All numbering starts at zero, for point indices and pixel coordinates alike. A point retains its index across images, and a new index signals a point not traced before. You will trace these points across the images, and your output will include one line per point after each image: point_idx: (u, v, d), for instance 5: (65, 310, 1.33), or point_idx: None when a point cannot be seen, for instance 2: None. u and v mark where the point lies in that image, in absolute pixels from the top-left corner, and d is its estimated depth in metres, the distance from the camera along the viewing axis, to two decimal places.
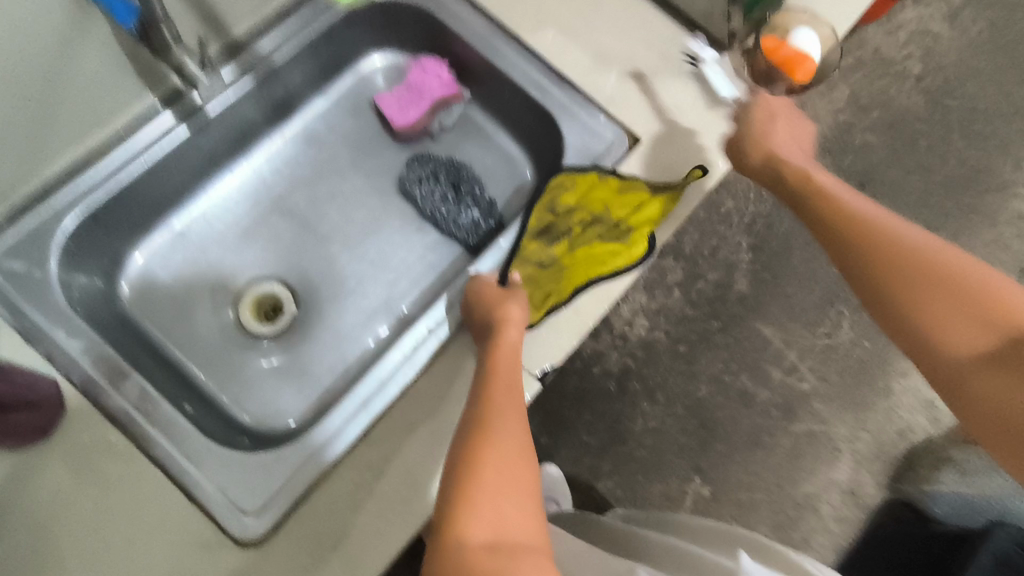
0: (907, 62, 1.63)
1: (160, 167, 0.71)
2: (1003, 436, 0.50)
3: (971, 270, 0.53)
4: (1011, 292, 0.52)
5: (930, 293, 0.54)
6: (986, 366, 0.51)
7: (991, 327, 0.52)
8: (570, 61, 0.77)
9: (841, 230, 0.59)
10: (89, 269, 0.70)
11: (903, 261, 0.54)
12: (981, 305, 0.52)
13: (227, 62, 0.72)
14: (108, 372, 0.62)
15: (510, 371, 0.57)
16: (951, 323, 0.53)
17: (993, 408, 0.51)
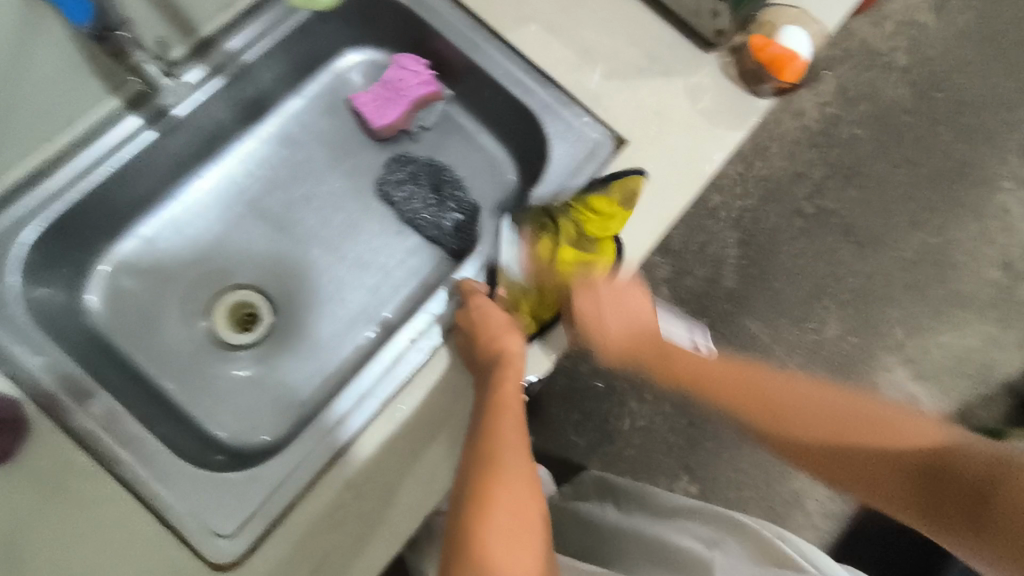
0: (893, 54, 1.62)
1: (126, 172, 0.68)
2: (923, 499, 0.52)
3: (826, 391, 0.58)
4: (899, 426, 0.55)
5: (837, 452, 0.56)
6: (903, 489, 0.53)
7: (892, 449, 0.54)
8: (554, 59, 0.75)
9: (729, 399, 0.61)
10: (52, 280, 0.67)
11: (791, 415, 0.58)
12: (874, 427, 0.55)
13: (196, 63, 0.69)
14: (73, 391, 0.60)
15: (511, 416, 0.55)
16: (795, 422, 0.58)
17: (925, 508, 0.51)
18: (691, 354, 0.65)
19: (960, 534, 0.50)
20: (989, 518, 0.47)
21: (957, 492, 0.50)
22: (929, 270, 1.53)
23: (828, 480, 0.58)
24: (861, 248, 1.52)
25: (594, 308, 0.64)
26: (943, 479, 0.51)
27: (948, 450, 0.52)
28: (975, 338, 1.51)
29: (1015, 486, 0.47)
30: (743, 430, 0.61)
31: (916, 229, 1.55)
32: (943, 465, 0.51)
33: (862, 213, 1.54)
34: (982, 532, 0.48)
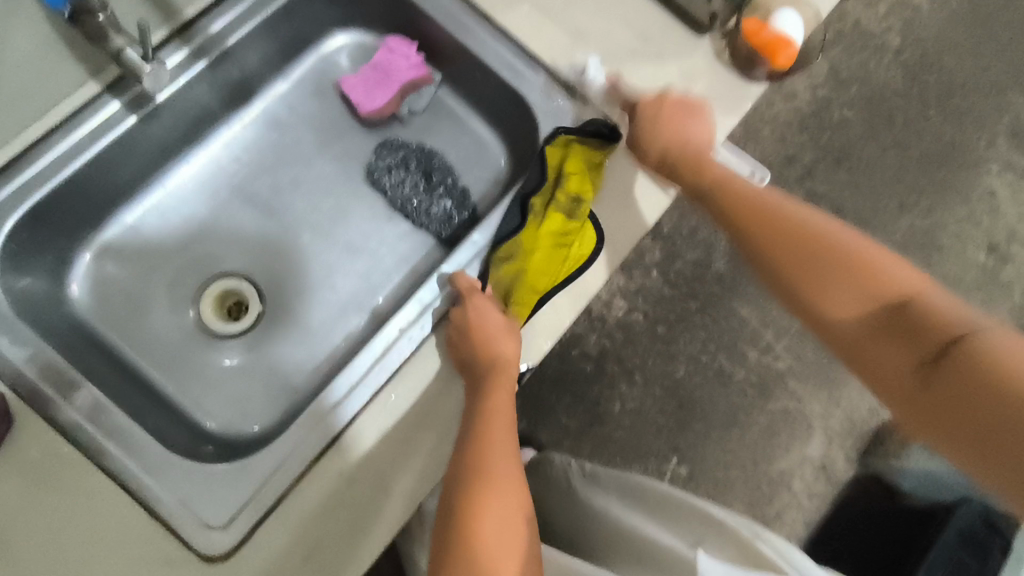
0: (885, 35, 1.61)
1: (107, 158, 0.66)
2: (912, 397, 0.42)
3: (880, 254, 0.48)
4: (891, 266, 0.47)
5: (831, 273, 0.48)
6: (870, 331, 0.46)
7: (877, 297, 0.47)
8: (546, 42, 0.74)
9: (745, 221, 0.54)
10: (34, 270, 0.65)
11: (793, 244, 0.50)
12: (864, 275, 0.47)
13: (177, 44, 0.67)
14: (58, 384, 0.58)
15: (502, 428, 0.58)
16: (831, 292, 0.48)
17: (904, 381, 0.43)
18: (739, 177, 0.59)
19: (902, 406, 0.43)
20: (955, 370, 0.40)
21: (924, 351, 0.43)
22: (915, 253, 1.55)
23: (819, 338, 0.50)
24: None
25: (664, 113, 0.65)
26: (902, 324, 0.45)
27: (926, 303, 0.45)
28: None
29: (971, 355, 0.40)
30: (750, 244, 0.53)
31: (904, 213, 1.55)
32: (920, 312, 0.44)
33: (852, 197, 1.54)
34: (923, 393, 0.41)
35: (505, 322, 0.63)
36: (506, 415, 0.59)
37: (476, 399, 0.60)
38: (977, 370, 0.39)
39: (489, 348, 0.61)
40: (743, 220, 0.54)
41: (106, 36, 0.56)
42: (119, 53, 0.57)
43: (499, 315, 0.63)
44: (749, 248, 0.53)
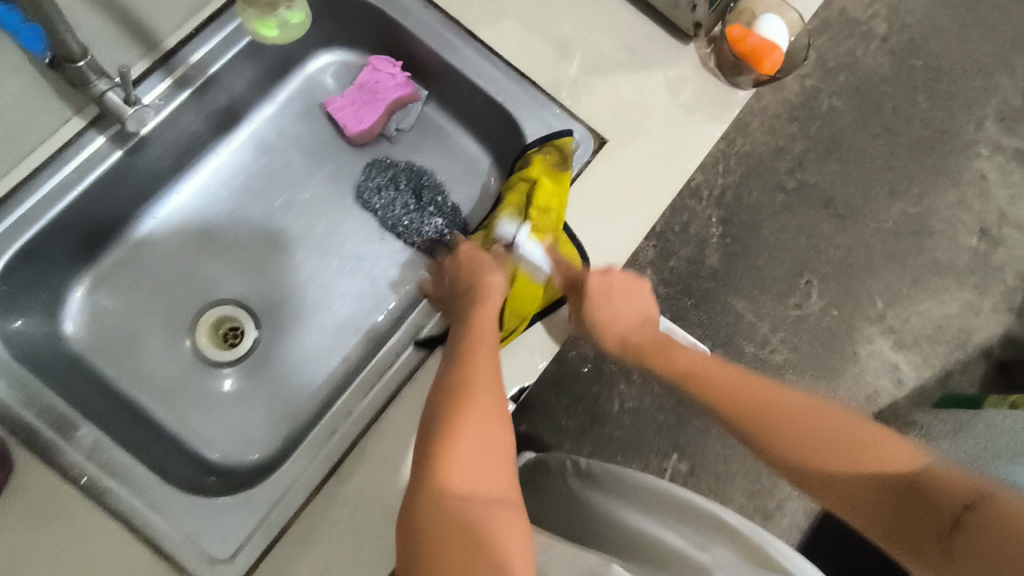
0: (871, 22, 1.61)
1: (96, 193, 0.66)
2: (899, 534, 0.44)
3: (818, 406, 0.50)
4: (860, 426, 0.48)
5: (802, 447, 0.48)
6: (874, 506, 0.45)
7: (858, 471, 0.46)
8: (531, 57, 0.73)
9: (709, 395, 0.55)
10: (28, 311, 0.65)
11: (771, 419, 0.50)
12: (843, 442, 0.47)
13: (159, 74, 0.66)
14: (57, 426, 0.58)
15: (488, 351, 0.57)
16: (821, 458, 0.47)
17: (882, 518, 0.45)
18: (689, 348, 0.62)
19: (931, 563, 0.43)
20: (971, 533, 0.40)
21: (932, 520, 0.42)
22: (907, 241, 1.55)
23: (809, 493, 0.49)
24: (842, 220, 1.54)
25: (615, 291, 0.65)
26: (916, 499, 0.44)
27: (919, 466, 0.45)
28: (954, 305, 1.55)
29: (986, 519, 0.40)
30: (722, 424, 0.54)
31: (895, 200, 1.56)
32: (923, 487, 0.44)
33: (843, 186, 1.55)
34: (947, 561, 0.41)
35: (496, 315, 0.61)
36: (489, 366, 0.55)
37: (464, 330, 0.60)
38: (974, 521, 0.40)
39: (478, 334, 0.58)
40: (765, 440, 0.50)
41: (86, 80, 0.56)
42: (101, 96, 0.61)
43: (492, 308, 0.62)
44: (732, 428, 0.53)
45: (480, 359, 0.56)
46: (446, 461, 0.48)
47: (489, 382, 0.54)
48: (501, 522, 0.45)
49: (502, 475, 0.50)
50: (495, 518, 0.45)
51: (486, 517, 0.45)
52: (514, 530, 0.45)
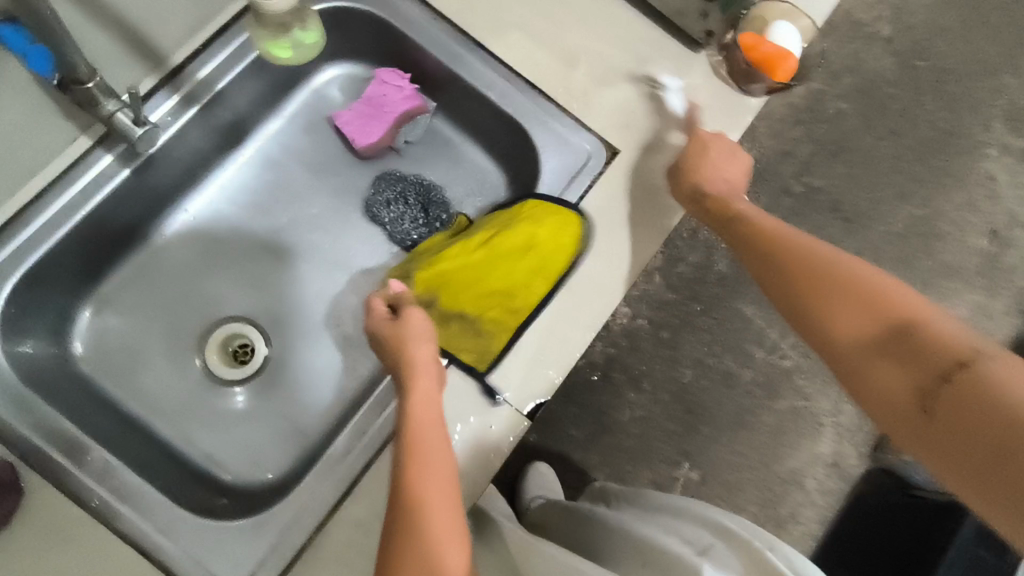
0: (875, 24, 1.60)
1: (104, 212, 0.65)
2: (900, 423, 0.43)
3: (847, 271, 0.50)
4: (904, 292, 0.47)
5: (843, 299, 0.49)
6: (876, 354, 0.46)
7: (874, 319, 0.47)
8: (540, 67, 0.73)
9: (762, 258, 0.56)
10: (35, 333, 0.64)
11: (822, 280, 0.51)
12: (858, 294, 0.48)
13: (166, 91, 0.65)
14: (66, 451, 0.57)
15: (432, 439, 0.51)
16: (837, 312, 0.49)
17: (887, 361, 0.45)
18: (792, 229, 0.57)
19: (910, 421, 0.42)
20: (955, 394, 0.40)
21: (922, 376, 0.42)
22: (916, 243, 1.54)
23: (837, 371, 0.49)
24: (850, 224, 1.52)
25: (715, 155, 0.70)
26: (908, 343, 0.44)
27: (924, 325, 0.45)
28: (963, 308, 1.54)
29: (975, 381, 0.39)
30: (769, 287, 0.55)
31: (902, 203, 1.55)
32: (925, 334, 0.44)
33: (850, 189, 1.54)
34: (923, 414, 0.41)
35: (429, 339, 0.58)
36: (432, 403, 0.54)
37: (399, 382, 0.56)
38: (965, 382, 0.40)
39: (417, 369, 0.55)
40: (798, 285, 0.52)
41: (94, 99, 0.55)
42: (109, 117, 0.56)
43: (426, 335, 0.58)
44: (765, 289, 0.55)
45: (420, 396, 0.54)
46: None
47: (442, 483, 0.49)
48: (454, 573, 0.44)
49: (459, 522, 0.48)
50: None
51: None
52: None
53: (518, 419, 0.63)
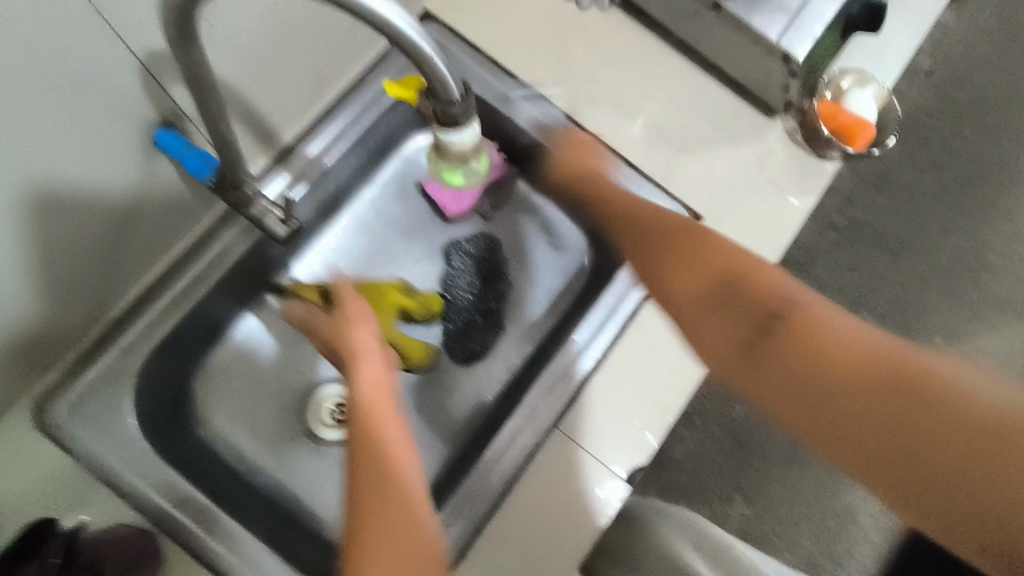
0: (914, 58, 1.62)
1: (223, 284, 0.70)
2: (756, 371, 0.47)
3: (693, 236, 0.57)
4: (787, 279, 0.51)
5: (669, 261, 0.57)
6: (710, 304, 0.52)
7: (707, 277, 0.54)
8: (623, 137, 0.77)
9: (627, 230, 0.64)
10: (162, 399, 0.68)
11: (668, 224, 0.60)
12: (706, 262, 0.54)
13: (281, 168, 0.70)
14: (200, 518, 0.61)
15: (388, 419, 0.54)
16: (679, 284, 0.55)
17: (731, 326, 0.50)
18: (635, 200, 0.66)
19: (744, 371, 0.48)
20: (811, 335, 0.46)
21: (748, 328, 0.49)
22: (963, 275, 1.55)
23: (678, 324, 0.55)
24: (896, 257, 1.54)
25: (575, 155, 0.73)
26: (738, 296, 0.51)
27: (755, 278, 0.51)
28: (1014, 339, 1.54)
29: (801, 329, 0.46)
30: (639, 265, 0.61)
31: (948, 235, 1.56)
32: (753, 289, 0.51)
33: (895, 223, 1.54)
34: (755, 366, 0.47)
35: (373, 352, 0.62)
36: (383, 400, 0.56)
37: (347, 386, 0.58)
38: (795, 330, 0.46)
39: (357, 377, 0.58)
40: (647, 268, 0.59)
41: (246, 200, 0.57)
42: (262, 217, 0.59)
43: (370, 346, 0.63)
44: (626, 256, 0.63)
45: (375, 399, 0.56)
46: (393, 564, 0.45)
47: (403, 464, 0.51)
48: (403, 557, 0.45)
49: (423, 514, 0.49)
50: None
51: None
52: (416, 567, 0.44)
53: (617, 482, 0.66)
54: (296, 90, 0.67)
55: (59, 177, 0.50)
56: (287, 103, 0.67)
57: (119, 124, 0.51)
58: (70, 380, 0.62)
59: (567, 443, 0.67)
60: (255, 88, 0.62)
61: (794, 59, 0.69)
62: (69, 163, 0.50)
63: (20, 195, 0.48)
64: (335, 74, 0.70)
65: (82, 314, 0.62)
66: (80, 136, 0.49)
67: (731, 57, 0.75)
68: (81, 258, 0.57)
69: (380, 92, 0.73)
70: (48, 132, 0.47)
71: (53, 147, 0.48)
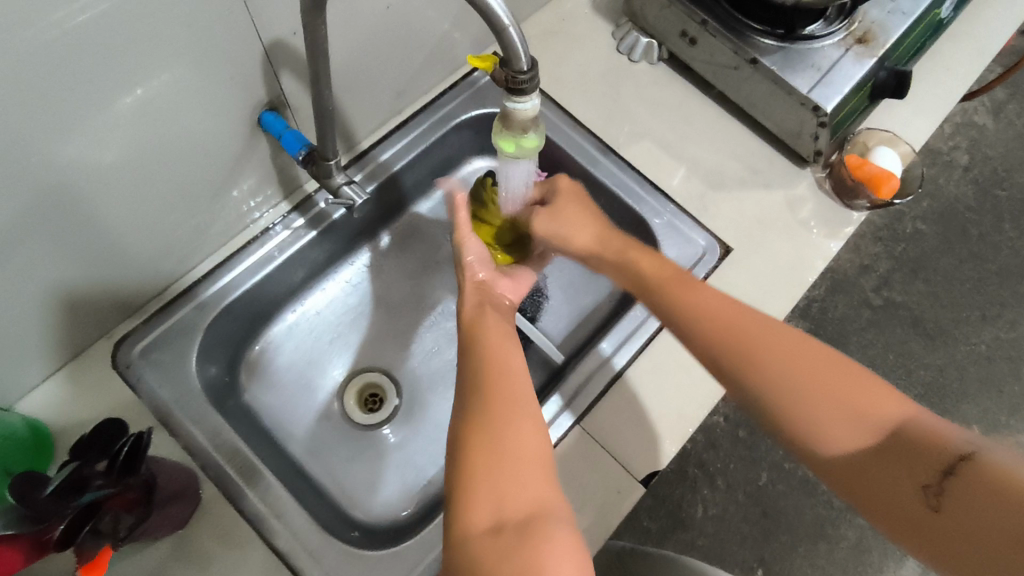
0: (953, 153, 1.68)
1: (287, 266, 0.77)
2: (904, 527, 0.46)
3: (814, 354, 0.53)
4: (876, 388, 0.51)
5: (815, 390, 0.51)
6: (875, 455, 0.48)
7: (865, 426, 0.49)
8: (661, 173, 0.84)
9: (727, 327, 0.56)
10: (219, 363, 0.75)
11: (765, 342, 0.54)
12: (861, 394, 0.50)
13: (354, 168, 0.78)
14: (238, 467, 0.65)
15: (508, 381, 0.53)
16: (827, 415, 0.50)
17: (884, 457, 0.48)
18: (721, 300, 0.58)
19: (914, 514, 0.46)
20: (967, 483, 0.44)
21: (924, 473, 0.46)
22: (1003, 366, 1.52)
23: (834, 478, 0.51)
24: (932, 340, 1.52)
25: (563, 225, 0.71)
26: (900, 440, 0.48)
27: (915, 423, 0.49)
28: None
29: (980, 474, 0.43)
30: (729, 374, 0.55)
31: (987, 325, 1.54)
32: (911, 434, 0.48)
33: (931, 307, 1.54)
34: (935, 513, 0.44)
35: (493, 303, 0.66)
36: (506, 362, 0.55)
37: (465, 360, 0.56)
38: (970, 473, 0.44)
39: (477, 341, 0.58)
40: (754, 377, 0.53)
41: (329, 175, 0.67)
42: (338, 189, 0.69)
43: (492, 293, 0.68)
44: (722, 367, 0.55)
45: (504, 373, 0.54)
46: (485, 505, 0.44)
47: (533, 436, 0.49)
48: (551, 555, 0.41)
49: (540, 494, 0.46)
50: (542, 526, 0.43)
51: (528, 536, 0.42)
52: (564, 554, 0.41)
53: (632, 484, 0.68)
54: (377, 102, 0.77)
55: (177, 140, 0.60)
56: (367, 111, 0.76)
57: (231, 101, 0.61)
58: (145, 328, 0.69)
59: (587, 440, 0.70)
60: (344, 93, 0.71)
61: (823, 110, 0.76)
62: (186, 129, 0.60)
63: (143, 147, 0.57)
64: (410, 93, 0.80)
65: (167, 271, 0.70)
66: (200, 105, 0.59)
67: (766, 107, 0.82)
68: (172, 216, 0.66)
69: (449, 114, 0.82)
70: (179, 98, 0.57)
71: (178, 110, 0.57)
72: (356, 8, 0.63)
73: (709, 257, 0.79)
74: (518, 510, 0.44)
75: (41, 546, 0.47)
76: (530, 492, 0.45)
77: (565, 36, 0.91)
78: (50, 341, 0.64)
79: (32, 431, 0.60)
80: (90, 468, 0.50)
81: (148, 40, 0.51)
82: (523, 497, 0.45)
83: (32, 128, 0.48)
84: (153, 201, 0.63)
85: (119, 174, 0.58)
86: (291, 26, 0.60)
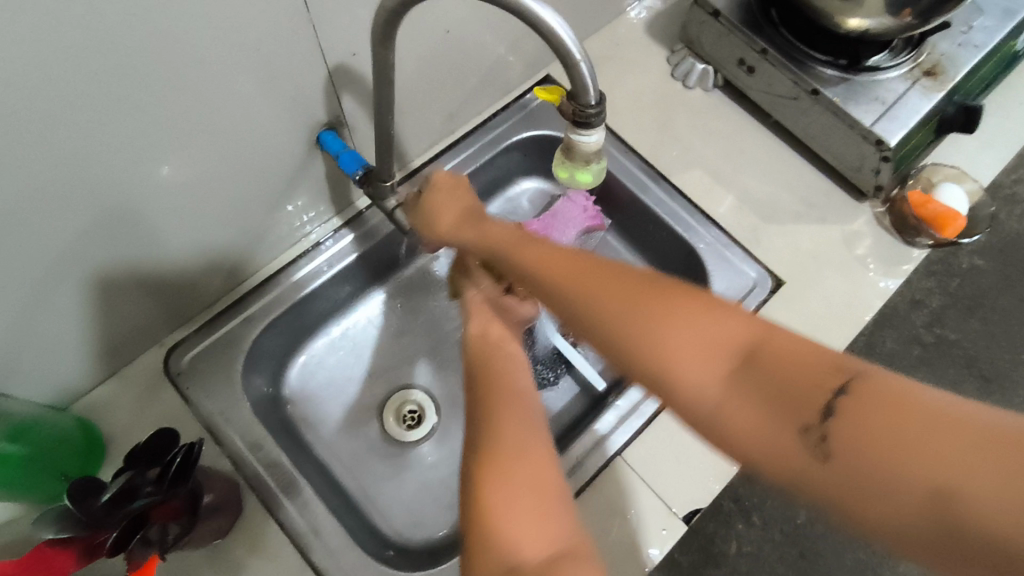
0: (1016, 186, 1.60)
1: (334, 281, 0.78)
2: (810, 484, 0.34)
3: (684, 300, 0.39)
4: (678, 296, 0.40)
5: (609, 302, 0.41)
6: (716, 384, 0.37)
7: (700, 343, 0.38)
8: (711, 202, 0.83)
9: (529, 255, 0.47)
10: (264, 373, 0.76)
11: (545, 264, 0.46)
12: (682, 318, 0.39)
13: (404, 186, 0.79)
14: (277, 479, 0.66)
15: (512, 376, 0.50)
16: (662, 337, 0.39)
17: (736, 387, 0.37)
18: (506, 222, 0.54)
19: (805, 462, 0.34)
20: (855, 421, 0.33)
21: (804, 410, 0.35)
22: None
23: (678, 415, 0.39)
24: (988, 382, 1.45)
25: None
26: (758, 365, 0.37)
27: (770, 345, 0.37)
28: None
29: (872, 402, 0.33)
30: (540, 294, 0.46)
31: None
32: (769, 357, 0.37)
33: (987, 347, 1.47)
34: (820, 460, 0.34)
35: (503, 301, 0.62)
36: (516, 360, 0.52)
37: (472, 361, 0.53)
38: (860, 407, 0.34)
39: (484, 342, 0.54)
40: (553, 301, 0.44)
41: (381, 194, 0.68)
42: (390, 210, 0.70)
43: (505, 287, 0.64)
44: (520, 284, 0.47)
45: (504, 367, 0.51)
46: (495, 550, 0.38)
47: (535, 439, 0.44)
48: None
49: (564, 522, 0.41)
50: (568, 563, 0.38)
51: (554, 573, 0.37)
52: None
53: (673, 522, 0.66)
54: (430, 123, 0.78)
55: (238, 157, 0.61)
56: (420, 131, 0.77)
57: (291, 120, 0.62)
58: (197, 337, 0.71)
59: (628, 473, 0.68)
60: (399, 114, 0.72)
61: (886, 145, 0.73)
62: (247, 146, 0.61)
63: (206, 163, 0.59)
64: (463, 115, 0.81)
65: (220, 282, 0.72)
66: (262, 124, 0.60)
67: (824, 139, 0.80)
68: (228, 230, 0.68)
69: (499, 136, 0.83)
70: (243, 117, 0.58)
71: (242, 128, 0.59)
72: (416, 31, 0.64)
73: (760, 290, 0.77)
74: (537, 549, 0.38)
75: (93, 549, 0.50)
76: (547, 516, 0.40)
77: (619, 61, 0.90)
78: (107, 346, 0.66)
79: (84, 433, 0.62)
80: (141, 477, 0.51)
81: (219, 62, 0.52)
82: (541, 528, 0.39)
83: (104, 141, 0.50)
84: (212, 215, 0.64)
85: (181, 189, 0.60)
86: (354, 47, 0.61)
